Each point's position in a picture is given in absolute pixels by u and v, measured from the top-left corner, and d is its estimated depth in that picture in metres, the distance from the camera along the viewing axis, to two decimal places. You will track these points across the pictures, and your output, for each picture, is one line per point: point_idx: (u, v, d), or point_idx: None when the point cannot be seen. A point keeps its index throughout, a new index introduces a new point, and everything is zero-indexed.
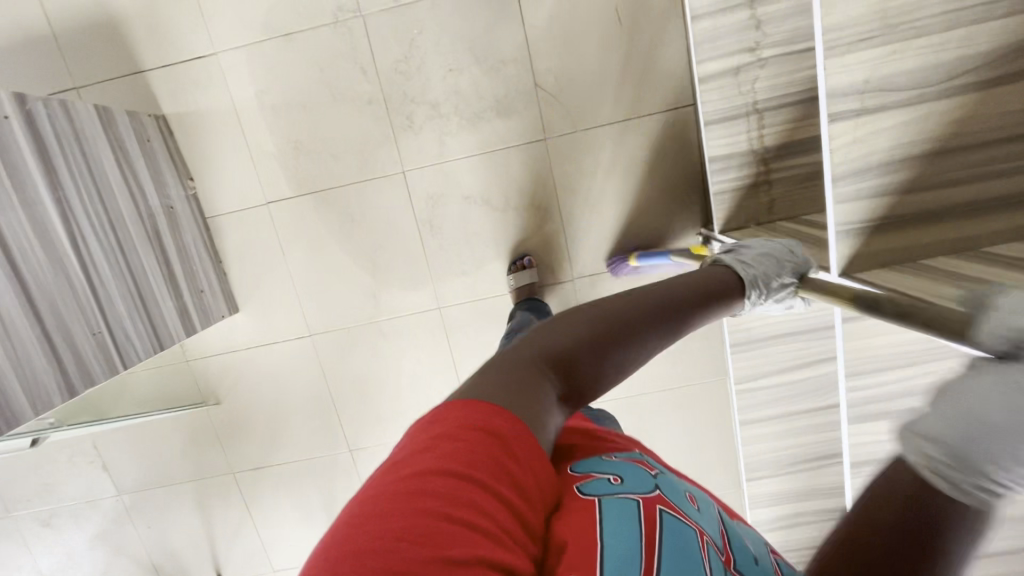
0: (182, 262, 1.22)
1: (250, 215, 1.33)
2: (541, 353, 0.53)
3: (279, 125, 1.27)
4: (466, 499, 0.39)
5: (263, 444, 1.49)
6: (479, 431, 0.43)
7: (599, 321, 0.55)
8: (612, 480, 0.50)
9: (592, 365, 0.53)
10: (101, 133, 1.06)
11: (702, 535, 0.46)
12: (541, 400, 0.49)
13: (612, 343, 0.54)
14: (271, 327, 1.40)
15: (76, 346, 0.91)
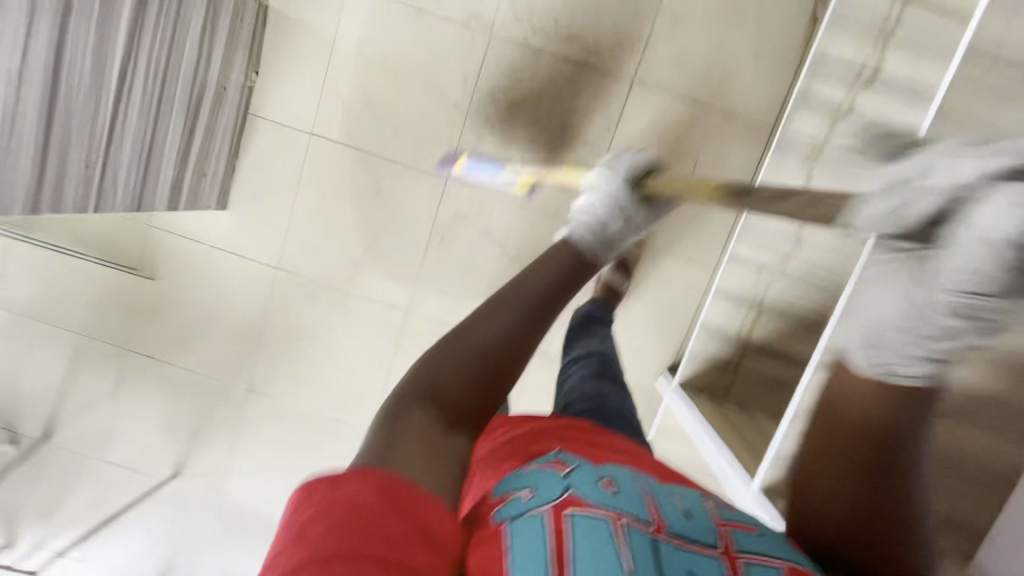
0: (200, 142, 1.19)
1: (290, 135, 1.31)
2: (411, 407, 0.46)
3: (364, 77, 1.28)
4: None
5: (170, 337, 1.43)
6: (339, 510, 0.36)
7: (484, 356, 0.49)
8: (522, 494, 0.48)
9: (479, 393, 0.48)
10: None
11: (618, 519, 0.46)
12: (430, 455, 0.43)
13: (489, 359, 0.49)
14: (247, 238, 1.36)
15: (64, 171, 0.87)
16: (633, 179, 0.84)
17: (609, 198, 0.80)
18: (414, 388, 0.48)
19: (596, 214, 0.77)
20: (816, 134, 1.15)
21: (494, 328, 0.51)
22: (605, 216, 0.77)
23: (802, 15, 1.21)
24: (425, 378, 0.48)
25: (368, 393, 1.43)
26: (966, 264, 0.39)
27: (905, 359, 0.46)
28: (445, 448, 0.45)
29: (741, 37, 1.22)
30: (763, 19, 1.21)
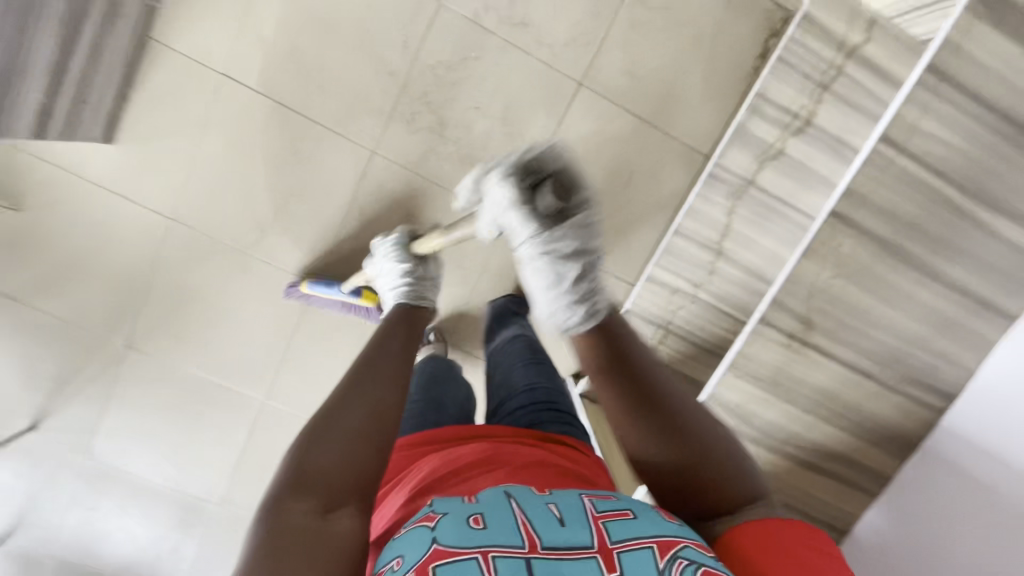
0: (78, 66, 1.02)
1: (198, 72, 1.16)
2: (285, 501, 0.51)
3: (292, 23, 1.15)
4: None
5: (33, 277, 1.26)
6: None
7: (348, 430, 0.56)
8: (393, 566, 0.47)
9: (347, 470, 0.54)
10: None
11: (485, 556, 0.46)
12: (308, 543, 0.48)
13: (352, 437, 0.56)
14: (136, 181, 1.21)
15: None
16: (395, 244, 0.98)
17: (385, 270, 0.96)
18: (283, 482, 0.53)
19: (386, 290, 0.94)
20: (745, 170, 1.17)
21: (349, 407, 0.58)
22: (389, 285, 0.93)
23: (754, 48, 1.20)
24: (296, 465, 0.54)
25: (262, 365, 1.35)
26: (523, 232, 0.68)
27: (563, 305, 0.68)
28: (315, 531, 0.49)
29: (692, 59, 1.20)
30: (716, 45, 1.20)
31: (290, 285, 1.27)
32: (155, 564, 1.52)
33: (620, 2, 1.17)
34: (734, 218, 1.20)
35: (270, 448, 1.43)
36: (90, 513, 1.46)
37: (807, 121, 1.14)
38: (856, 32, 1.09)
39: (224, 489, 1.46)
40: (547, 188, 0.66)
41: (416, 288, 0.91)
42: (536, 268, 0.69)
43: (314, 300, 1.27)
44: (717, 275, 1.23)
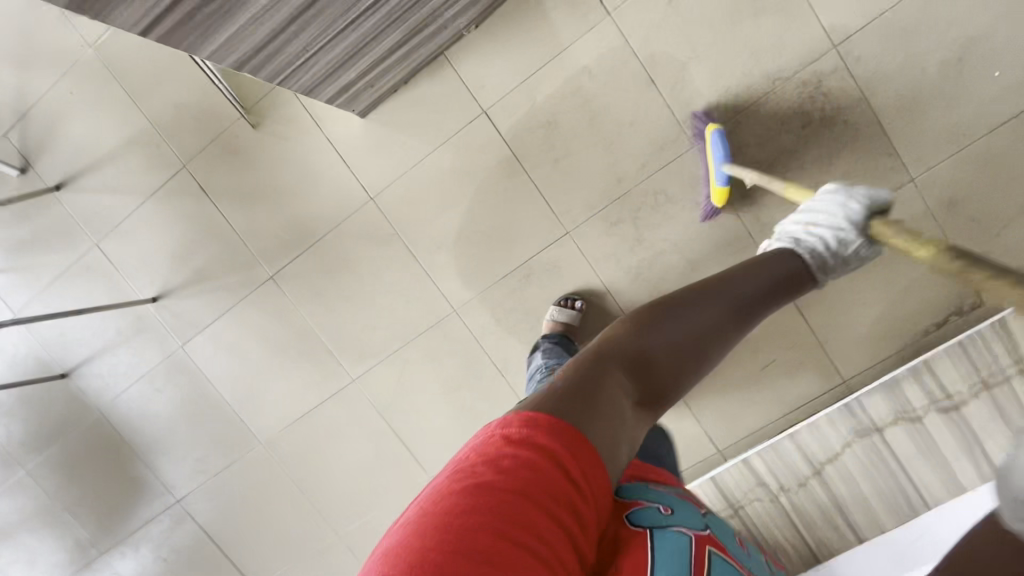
0: (392, 62, 1.12)
1: (463, 100, 1.27)
2: (613, 366, 0.52)
3: (561, 100, 1.25)
4: (520, 511, 0.40)
5: (230, 185, 1.37)
6: (530, 445, 0.44)
7: (684, 335, 0.56)
8: (663, 509, 0.57)
9: (670, 370, 0.54)
10: None
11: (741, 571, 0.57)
12: (614, 423, 0.49)
13: (683, 346, 0.55)
14: (362, 155, 1.31)
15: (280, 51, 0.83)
16: (865, 204, 0.81)
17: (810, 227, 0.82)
18: (619, 351, 0.53)
19: (802, 231, 0.82)
20: (877, 418, 1.23)
21: (705, 311, 0.58)
22: (792, 233, 0.83)
23: (933, 314, 1.26)
24: (641, 339, 0.54)
25: (369, 352, 1.43)
26: None
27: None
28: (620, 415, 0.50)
29: (875, 296, 1.27)
30: (904, 294, 1.26)
31: (700, 117, 1.19)
32: (176, 462, 1.58)
33: None
34: (845, 453, 1.25)
35: (332, 422, 1.49)
36: (150, 394, 1.54)
37: (954, 406, 1.19)
38: None
39: (271, 433, 1.52)
40: None
41: (837, 254, 0.79)
42: None
43: (703, 142, 1.19)
44: (804, 489, 1.27)
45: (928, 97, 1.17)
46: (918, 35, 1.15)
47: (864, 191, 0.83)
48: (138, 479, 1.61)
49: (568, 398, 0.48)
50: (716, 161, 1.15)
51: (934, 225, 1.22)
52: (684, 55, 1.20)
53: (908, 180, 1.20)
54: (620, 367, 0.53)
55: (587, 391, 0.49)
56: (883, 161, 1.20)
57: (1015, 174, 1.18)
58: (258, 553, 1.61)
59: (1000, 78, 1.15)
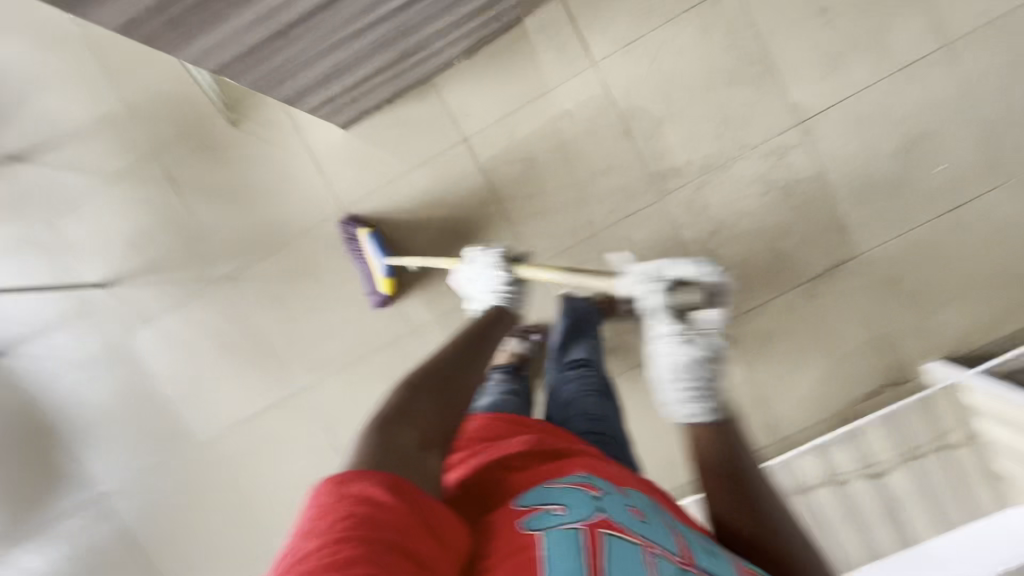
0: (378, 80, 1.13)
1: (446, 125, 1.29)
2: (394, 424, 0.61)
3: (540, 138, 1.28)
4: (345, 548, 0.44)
5: (200, 178, 1.35)
6: (341, 499, 0.48)
7: (436, 387, 0.70)
8: (555, 511, 0.54)
9: (435, 416, 0.66)
10: None
11: (649, 549, 0.53)
12: (416, 461, 0.57)
13: (437, 395, 0.69)
14: (339, 166, 1.32)
15: (266, 59, 0.83)
16: (499, 258, 1.06)
17: (477, 284, 1.08)
18: (393, 412, 0.63)
19: (481, 294, 1.07)
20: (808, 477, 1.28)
21: (452, 375, 0.74)
22: (473, 292, 1.10)
23: (867, 383, 1.30)
24: (406, 401, 0.65)
25: (322, 361, 1.41)
26: (658, 312, 0.88)
27: (683, 393, 0.82)
28: (415, 459, 0.57)
29: (816, 359, 1.31)
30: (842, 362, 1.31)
31: (348, 221, 1.30)
32: (101, 455, 1.51)
33: (792, 286, 1.29)
34: None
35: (274, 429, 1.45)
36: (84, 381, 1.48)
37: (879, 473, 1.25)
38: (956, 433, 1.23)
39: (208, 434, 1.47)
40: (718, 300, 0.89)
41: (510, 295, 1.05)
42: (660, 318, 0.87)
43: (359, 245, 1.30)
44: None
45: (878, 181, 1.26)
46: (874, 123, 1.24)
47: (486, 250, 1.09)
48: (57, 470, 1.52)
49: (365, 463, 0.53)
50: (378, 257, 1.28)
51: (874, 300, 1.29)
52: (661, 112, 1.26)
53: (855, 255, 1.28)
54: (397, 419, 0.62)
55: (382, 451, 0.55)
56: (834, 235, 1.27)
57: (949, 261, 1.27)
58: (177, 559, 1.54)
59: (944, 172, 1.24)
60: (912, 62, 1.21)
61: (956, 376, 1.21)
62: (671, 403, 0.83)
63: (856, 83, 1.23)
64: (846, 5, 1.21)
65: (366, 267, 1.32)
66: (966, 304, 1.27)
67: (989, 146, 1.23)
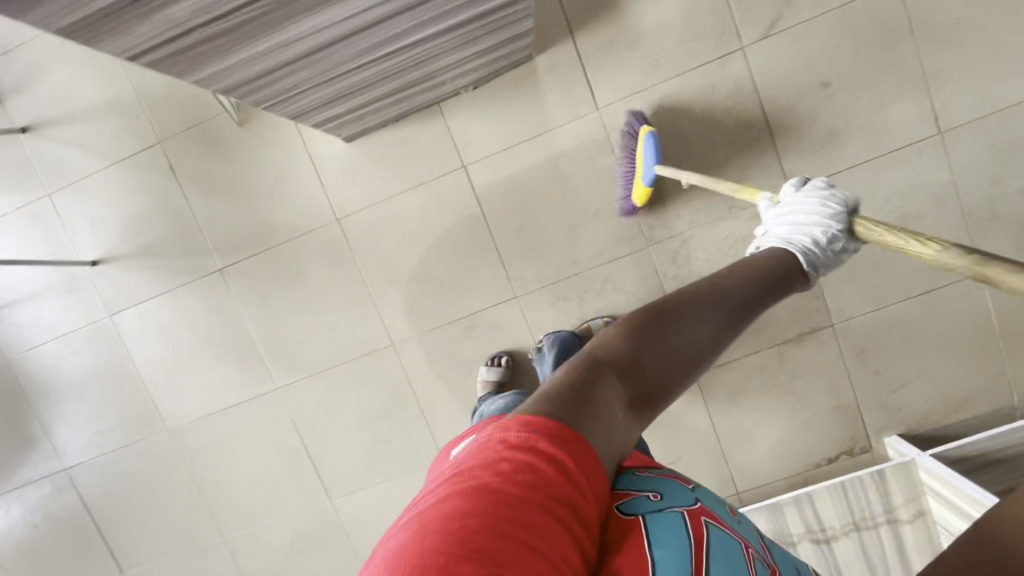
0: (384, 102, 1.16)
1: (447, 151, 1.32)
2: (605, 370, 0.49)
3: (538, 175, 1.31)
4: (522, 512, 0.37)
5: (201, 172, 1.37)
6: (530, 447, 0.42)
7: (675, 337, 0.52)
8: (652, 497, 0.51)
9: (662, 371, 0.51)
10: (500, 35, 1.04)
11: (745, 547, 0.53)
12: (613, 423, 0.46)
13: (676, 352, 0.52)
14: (338, 177, 1.34)
15: (274, 82, 0.85)
16: (845, 207, 0.80)
17: (787, 225, 0.82)
18: (615, 355, 0.50)
19: (784, 234, 0.81)
20: None
21: (693, 326, 0.53)
22: (779, 233, 0.82)
23: (827, 449, 1.36)
24: (635, 342, 0.51)
25: (299, 364, 1.43)
26: None
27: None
28: (611, 421, 0.46)
29: (778, 420, 1.36)
30: (804, 426, 1.36)
31: (638, 113, 1.22)
32: (73, 428, 1.52)
33: (764, 347, 1.33)
34: None
35: (245, 424, 1.47)
36: (65, 355, 1.49)
37: (826, 539, 1.28)
38: (905, 511, 1.25)
39: (181, 421, 1.49)
40: None
41: (824, 250, 0.77)
42: None
43: (636, 142, 1.22)
44: None
45: (860, 256, 1.29)
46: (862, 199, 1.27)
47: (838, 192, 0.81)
48: (27, 438, 1.54)
49: (562, 402, 0.45)
50: (647, 159, 1.18)
51: (842, 370, 1.33)
52: None
53: (829, 324, 1.31)
54: (609, 366, 0.49)
55: (583, 396, 0.46)
56: (811, 303, 1.31)
57: (919, 341, 1.30)
58: (136, 539, 1.56)
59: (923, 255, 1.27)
60: (904, 145, 1.24)
61: (912, 455, 1.24)
62: None
63: (850, 159, 1.26)
64: (847, 81, 1.23)
65: (632, 169, 1.25)
66: (930, 384, 1.31)
67: (969, 235, 1.26)
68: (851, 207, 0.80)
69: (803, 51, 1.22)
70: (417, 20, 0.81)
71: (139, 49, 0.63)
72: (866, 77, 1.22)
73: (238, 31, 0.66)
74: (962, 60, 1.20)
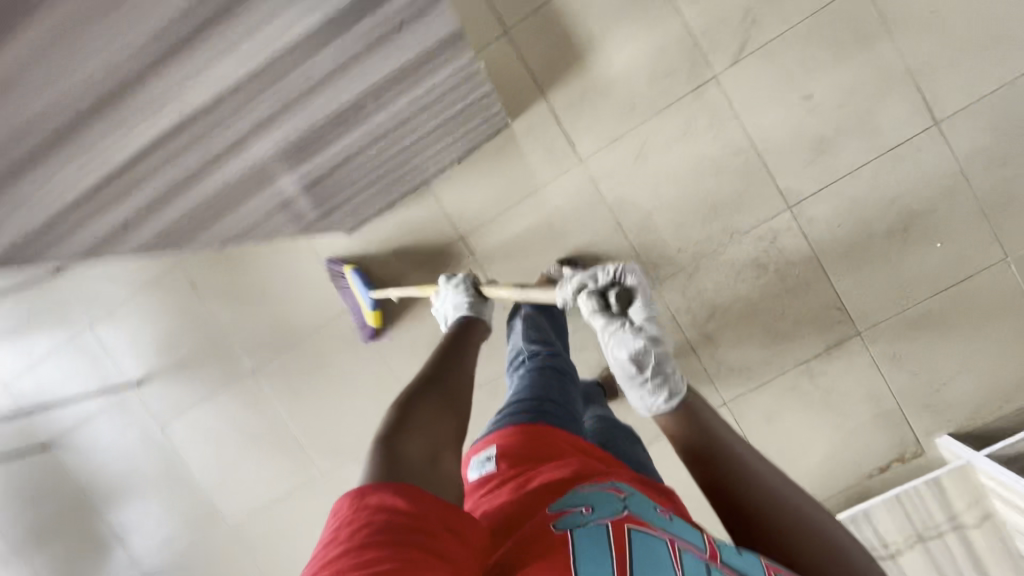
0: (371, 195, 1.17)
1: (443, 225, 1.35)
2: (397, 438, 0.63)
3: (534, 234, 1.33)
4: (372, 550, 0.45)
5: (219, 284, 1.45)
6: (364, 506, 0.50)
7: (421, 398, 0.72)
8: (583, 511, 0.54)
9: (429, 421, 0.68)
10: (463, 114, 1.06)
11: (671, 543, 0.52)
12: (420, 471, 0.59)
13: (438, 408, 0.71)
14: (346, 268, 1.40)
15: (257, 216, 0.89)
16: (466, 280, 1.10)
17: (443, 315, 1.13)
18: (396, 428, 0.66)
19: (448, 315, 1.08)
20: None
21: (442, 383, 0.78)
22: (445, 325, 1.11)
23: (877, 459, 1.32)
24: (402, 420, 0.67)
25: (338, 449, 1.48)
26: (608, 328, 0.83)
27: (651, 387, 0.74)
28: (421, 472, 0.59)
29: (820, 436, 1.33)
30: (847, 439, 1.32)
31: (332, 263, 1.37)
32: (144, 536, 1.62)
33: (791, 365, 1.31)
34: None
35: (297, 513, 1.53)
36: (126, 470, 1.59)
37: (891, 554, 1.25)
38: (970, 515, 1.20)
39: (239, 517, 1.57)
40: (626, 294, 0.83)
41: (471, 308, 1.05)
42: (623, 340, 0.80)
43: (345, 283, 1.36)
44: None
45: (874, 260, 1.25)
46: (866, 203, 1.23)
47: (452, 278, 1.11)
48: (105, 551, 1.64)
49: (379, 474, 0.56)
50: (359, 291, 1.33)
51: (877, 378, 1.29)
52: (650, 202, 1.28)
53: (855, 333, 1.28)
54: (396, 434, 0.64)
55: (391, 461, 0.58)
56: (832, 315, 1.28)
57: (953, 336, 1.26)
58: None
59: (941, 249, 1.23)
60: (902, 142, 1.20)
61: (966, 457, 1.19)
62: (652, 404, 0.74)
63: (846, 165, 1.23)
64: (829, 89, 1.20)
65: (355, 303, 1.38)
66: (974, 378, 1.26)
67: (986, 220, 1.21)
68: (469, 276, 1.12)
69: (778, 68, 1.21)
70: (364, 122, 0.84)
71: (131, 214, 0.64)
72: (848, 81, 1.20)
73: (211, 167, 0.67)
74: (946, 48, 1.16)
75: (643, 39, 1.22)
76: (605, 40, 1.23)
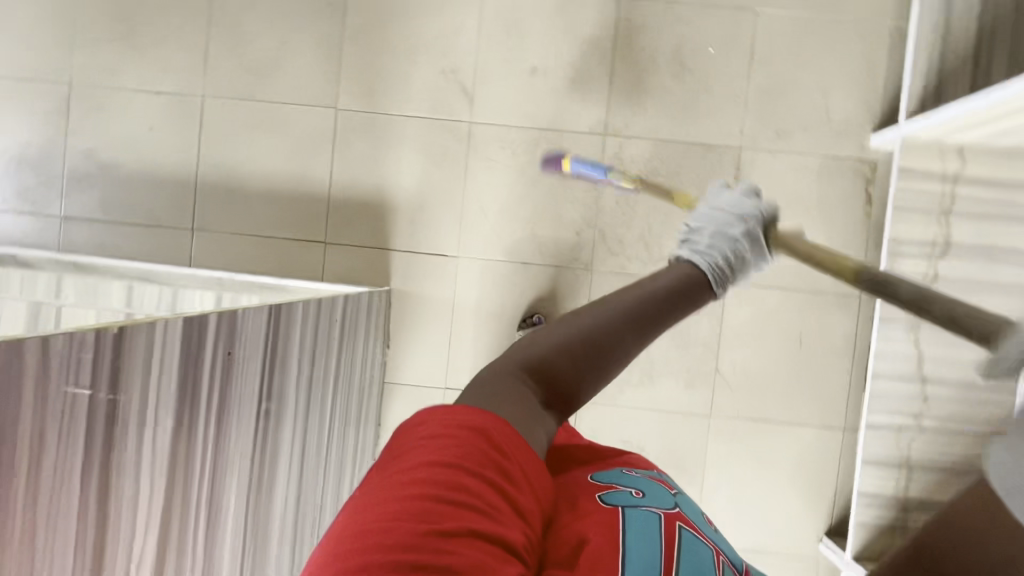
0: (358, 435, 1.19)
1: (424, 393, 1.41)
2: (517, 379, 0.55)
3: (486, 330, 1.40)
4: (453, 483, 0.44)
5: None
6: (461, 423, 0.48)
7: (580, 339, 0.57)
8: (634, 493, 0.56)
9: (574, 379, 0.57)
10: (366, 319, 1.19)
11: (717, 554, 0.53)
12: (536, 420, 0.54)
13: (589, 358, 0.57)
14: None
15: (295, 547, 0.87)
16: (763, 216, 0.81)
17: (704, 229, 0.76)
18: (530, 360, 0.56)
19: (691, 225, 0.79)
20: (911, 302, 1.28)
21: (610, 323, 0.58)
22: (705, 246, 0.72)
23: (858, 200, 1.37)
24: (545, 359, 0.57)
25: None
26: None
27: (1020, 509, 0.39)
28: (535, 416, 0.54)
29: (807, 228, 1.38)
30: (825, 211, 1.37)
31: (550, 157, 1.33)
32: None
33: None
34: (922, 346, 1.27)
35: None
36: None
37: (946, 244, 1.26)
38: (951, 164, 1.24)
39: None
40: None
41: (739, 260, 0.74)
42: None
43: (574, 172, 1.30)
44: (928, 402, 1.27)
45: (693, 98, 1.37)
46: (645, 77, 1.37)
47: (760, 201, 0.83)
48: None
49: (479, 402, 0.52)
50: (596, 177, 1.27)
51: (787, 157, 1.37)
52: (527, 227, 1.39)
53: (739, 148, 1.37)
54: (524, 376, 0.56)
55: (500, 400, 0.53)
56: (713, 157, 1.37)
57: (794, 82, 1.36)
58: None
59: (718, 48, 1.36)
60: (615, 26, 1.36)
61: (898, 131, 1.27)
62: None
63: (604, 73, 1.37)
64: (541, 48, 1.37)
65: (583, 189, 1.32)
66: (839, 88, 1.36)
67: (718, 4, 1.36)
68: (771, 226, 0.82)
69: (499, 73, 1.38)
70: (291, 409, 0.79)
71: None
72: (545, 34, 1.37)
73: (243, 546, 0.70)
74: None
75: (408, 149, 1.39)
76: (386, 176, 1.39)
